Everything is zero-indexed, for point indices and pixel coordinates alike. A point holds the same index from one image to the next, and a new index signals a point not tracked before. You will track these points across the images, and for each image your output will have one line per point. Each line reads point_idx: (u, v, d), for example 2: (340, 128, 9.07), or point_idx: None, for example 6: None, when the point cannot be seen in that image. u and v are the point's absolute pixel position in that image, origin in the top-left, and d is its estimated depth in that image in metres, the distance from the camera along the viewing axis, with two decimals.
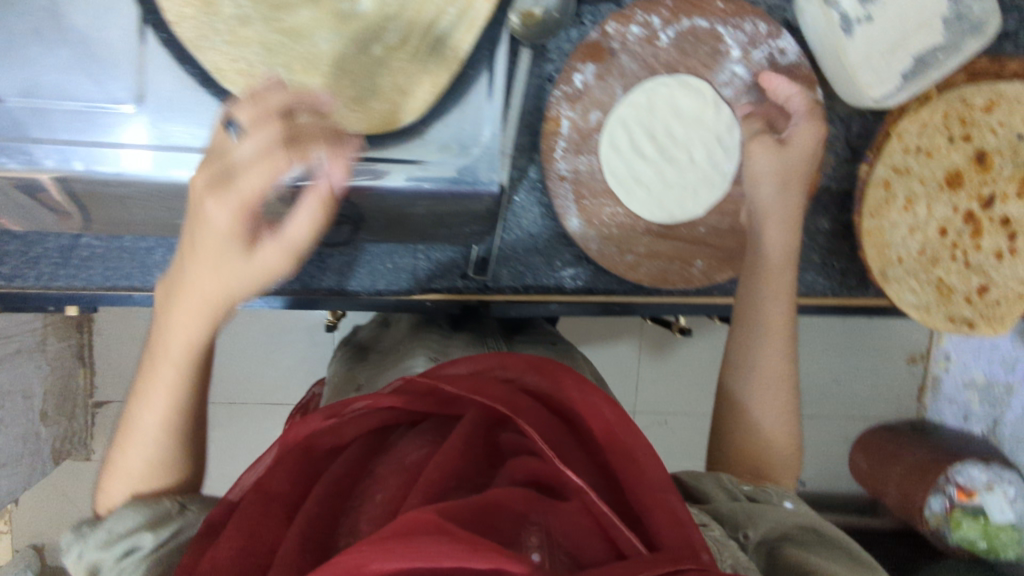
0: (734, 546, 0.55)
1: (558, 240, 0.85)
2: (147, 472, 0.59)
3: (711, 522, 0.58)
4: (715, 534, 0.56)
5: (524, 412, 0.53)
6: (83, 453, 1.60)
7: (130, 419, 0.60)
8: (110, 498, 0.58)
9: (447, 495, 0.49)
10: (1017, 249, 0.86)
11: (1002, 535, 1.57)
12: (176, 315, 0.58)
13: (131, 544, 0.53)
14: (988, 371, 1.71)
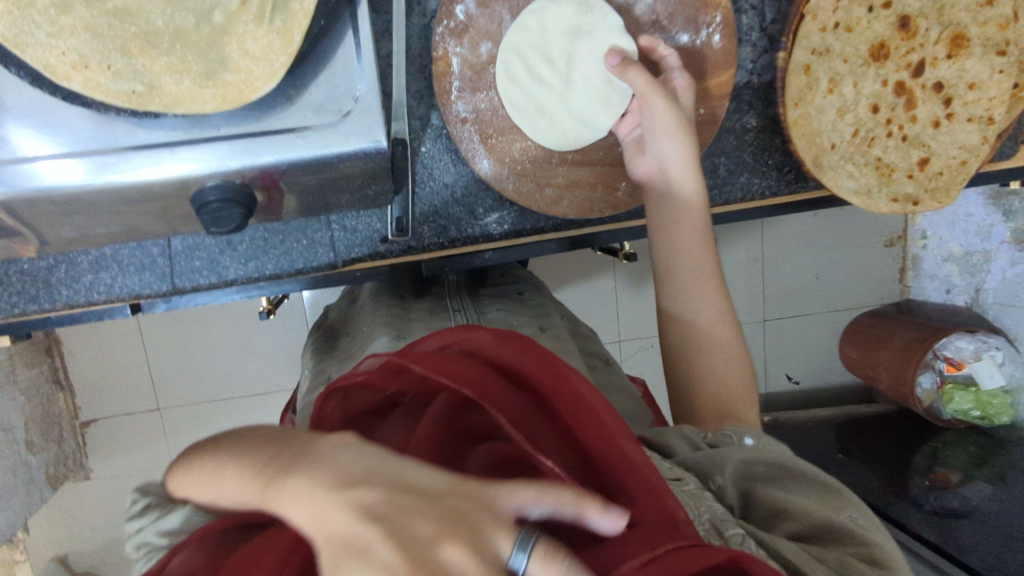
0: (710, 496, 0.53)
1: (474, 185, 0.83)
2: None
3: (683, 475, 0.56)
4: (689, 488, 0.54)
5: (488, 391, 0.49)
6: (82, 474, 1.49)
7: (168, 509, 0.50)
8: None
9: None
10: (954, 114, 0.82)
11: (995, 401, 1.55)
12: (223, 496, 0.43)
13: None
14: (965, 241, 1.70)
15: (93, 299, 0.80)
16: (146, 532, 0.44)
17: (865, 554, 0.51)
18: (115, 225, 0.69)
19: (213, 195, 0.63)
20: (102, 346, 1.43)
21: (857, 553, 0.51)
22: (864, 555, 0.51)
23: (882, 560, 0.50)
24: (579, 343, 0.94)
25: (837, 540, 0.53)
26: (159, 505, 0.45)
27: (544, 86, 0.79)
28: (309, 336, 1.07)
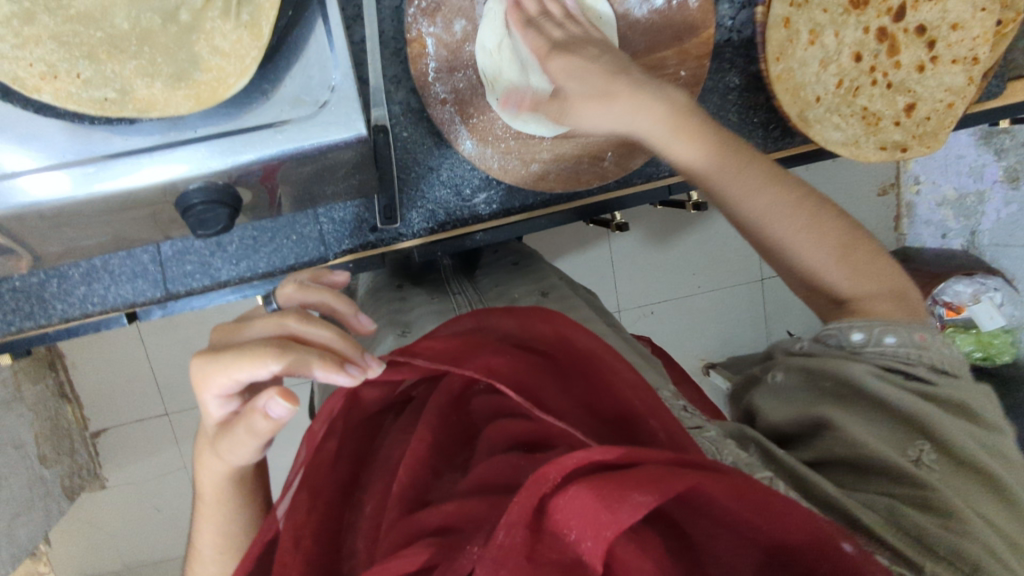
0: (729, 441, 0.53)
1: (460, 166, 0.82)
2: (215, 516, 0.54)
3: (702, 425, 0.55)
4: (709, 434, 0.54)
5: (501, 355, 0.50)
6: (97, 483, 1.50)
7: (202, 492, 0.54)
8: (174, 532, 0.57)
9: (433, 488, 0.46)
10: (938, 57, 0.81)
11: (996, 342, 1.58)
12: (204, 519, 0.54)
13: None
14: (958, 184, 1.70)
15: (88, 311, 0.80)
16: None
17: (918, 500, 0.50)
18: (101, 235, 0.69)
19: (197, 197, 0.62)
20: (105, 355, 1.44)
21: (909, 497, 0.51)
22: (917, 500, 0.50)
23: (937, 505, 0.50)
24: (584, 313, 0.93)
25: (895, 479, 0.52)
26: None
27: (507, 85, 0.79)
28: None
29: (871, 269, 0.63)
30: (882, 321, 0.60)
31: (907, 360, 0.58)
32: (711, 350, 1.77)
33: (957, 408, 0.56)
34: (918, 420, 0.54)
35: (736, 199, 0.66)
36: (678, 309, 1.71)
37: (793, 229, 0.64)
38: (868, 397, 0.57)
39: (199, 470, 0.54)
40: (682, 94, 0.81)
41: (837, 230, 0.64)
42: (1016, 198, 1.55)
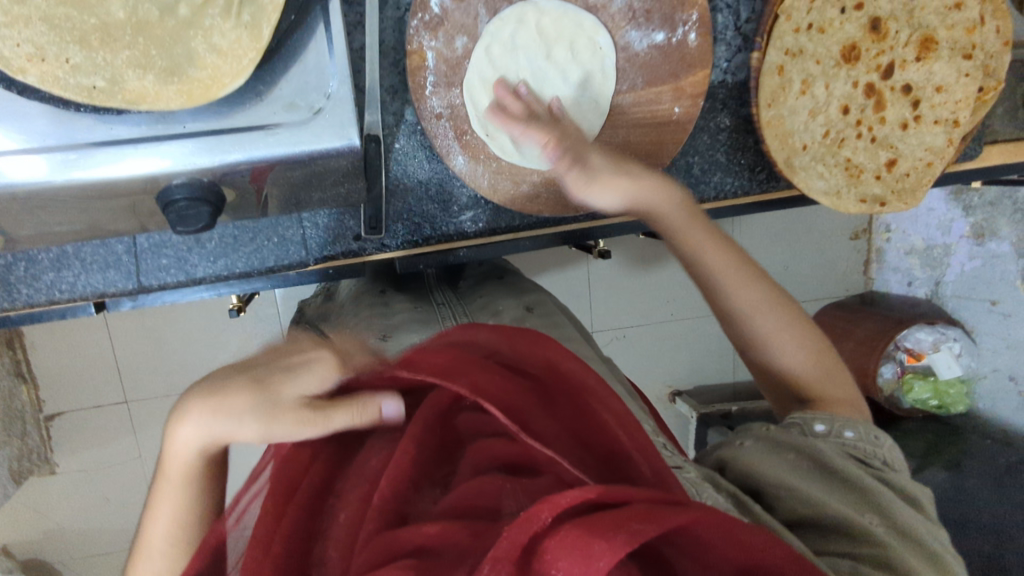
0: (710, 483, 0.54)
1: (450, 183, 0.82)
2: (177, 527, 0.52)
3: (685, 465, 0.57)
4: (690, 475, 0.55)
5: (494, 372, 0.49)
6: (46, 468, 1.44)
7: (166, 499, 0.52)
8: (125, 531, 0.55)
9: (410, 501, 0.44)
10: (921, 116, 0.83)
11: (951, 391, 1.63)
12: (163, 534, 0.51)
13: None
14: (927, 235, 1.75)
15: (55, 298, 0.77)
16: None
17: (880, 560, 0.51)
18: (76, 221, 0.67)
19: (180, 193, 0.60)
20: (68, 338, 1.39)
21: (869, 556, 0.51)
22: (877, 560, 0.51)
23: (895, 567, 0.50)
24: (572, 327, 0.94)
25: (854, 539, 0.53)
26: None
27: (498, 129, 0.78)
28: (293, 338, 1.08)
29: (837, 377, 0.67)
30: (840, 416, 0.63)
31: (864, 452, 0.60)
32: (680, 377, 1.79)
33: (913, 502, 0.58)
34: (876, 498, 0.56)
35: (723, 289, 0.68)
36: (651, 334, 1.73)
37: (779, 326, 0.66)
38: (825, 470, 0.58)
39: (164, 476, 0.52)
40: (674, 132, 0.80)
41: (809, 332, 0.68)
42: (980, 253, 1.61)
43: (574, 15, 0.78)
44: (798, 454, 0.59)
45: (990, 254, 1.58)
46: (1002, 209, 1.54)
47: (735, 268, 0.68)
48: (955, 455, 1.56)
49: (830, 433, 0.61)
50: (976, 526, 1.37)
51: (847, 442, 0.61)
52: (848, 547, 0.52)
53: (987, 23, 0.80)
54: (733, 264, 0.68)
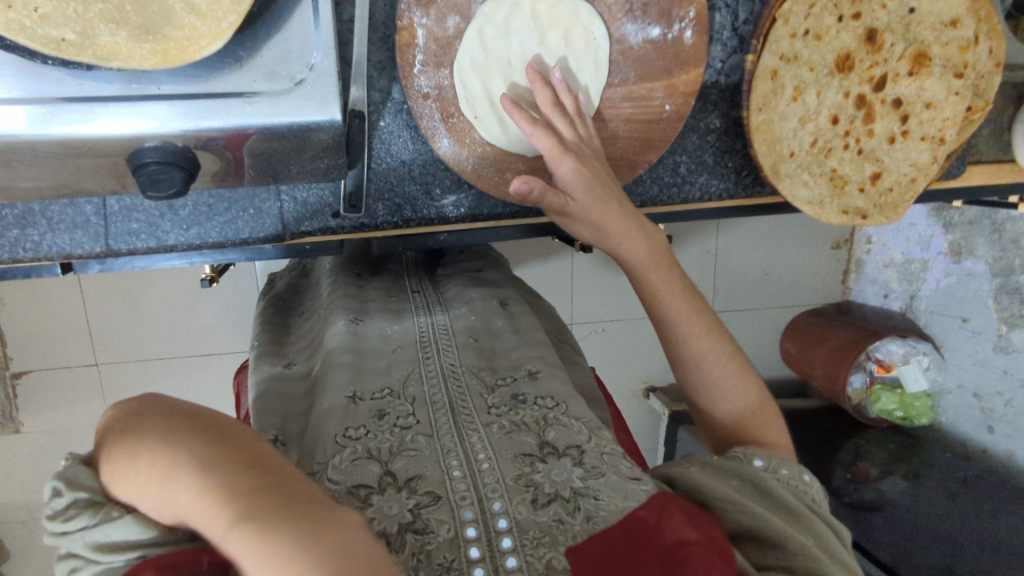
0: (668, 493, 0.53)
1: (434, 166, 0.80)
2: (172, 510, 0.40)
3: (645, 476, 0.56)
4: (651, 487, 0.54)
5: None
6: (11, 427, 1.41)
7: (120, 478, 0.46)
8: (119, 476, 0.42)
9: None
10: (909, 131, 0.84)
11: (916, 404, 1.66)
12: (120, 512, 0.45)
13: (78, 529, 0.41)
14: (906, 250, 1.78)
15: (19, 256, 0.75)
16: (76, 537, 0.41)
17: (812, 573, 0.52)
18: (41, 179, 0.64)
19: (152, 156, 0.59)
20: (37, 296, 1.36)
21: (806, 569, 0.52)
22: None
23: None
24: (549, 321, 0.94)
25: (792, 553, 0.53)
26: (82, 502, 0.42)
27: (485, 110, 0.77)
28: (259, 303, 1.02)
29: (779, 427, 0.67)
30: (776, 456, 0.63)
31: (799, 488, 0.61)
32: (656, 374, 1.80)
33: (838, 533, 0.59)
34: (810, 522, 0.57)
35: (680, 337, 0.67)
36: (630, 330, 1.73)
37: (729, 375, 0.67)
38: (767, 493, 0.58)
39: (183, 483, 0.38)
40: (663, 130, 0.81)
41: (754, 386, 0.68)
42: (956, 271, 1.63)
43: (569, 4, 0.75)
44: (736, 478, 0.60)
45: (965, 273, 1.60)
46: (980, 228, 1.56)
47: (685, 305, 0.69)
48: (914, 466, 1.60)
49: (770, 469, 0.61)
50: (929, 535, 1.41)
51: (791, 480, 0.61)
52: (785, 561, 0.53)
53: (981, 43, 0.81)
54: (690, 312, 0.68)
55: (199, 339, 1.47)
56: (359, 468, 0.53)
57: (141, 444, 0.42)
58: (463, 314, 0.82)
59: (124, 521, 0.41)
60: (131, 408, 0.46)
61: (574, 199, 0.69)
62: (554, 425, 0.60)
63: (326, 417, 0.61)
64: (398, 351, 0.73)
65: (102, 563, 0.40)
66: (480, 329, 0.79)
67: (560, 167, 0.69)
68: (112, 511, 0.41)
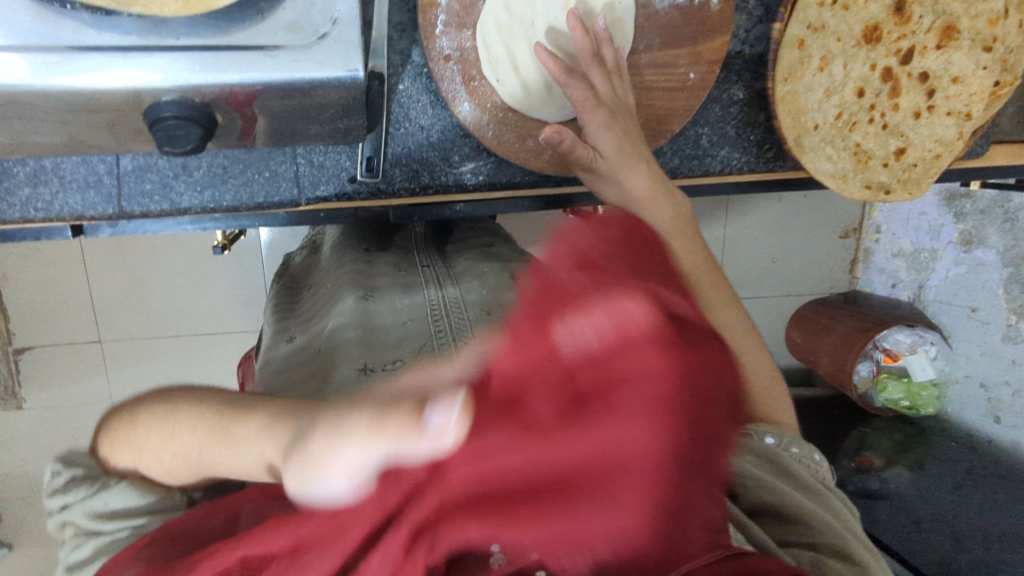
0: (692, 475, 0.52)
1: (453, 130, 0.79)
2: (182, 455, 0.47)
3: None
4: None
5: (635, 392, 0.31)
6: (13, 402, 1.40)
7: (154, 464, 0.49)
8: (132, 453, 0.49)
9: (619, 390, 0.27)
10: (935, 107, 0.83)
11: (924, 393, 1.66)
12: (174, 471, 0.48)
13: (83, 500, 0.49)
14: (915, 239, 1.77)
15: (29, 217, 0.74)
16: (75, 506, 0.49)
17: (835, 549, 0.53)
18: (55, 134, 0.62)
19: (169, 110, 0.58)
20: (42, 269, 1.34)
21: (827, 545, 0.54)
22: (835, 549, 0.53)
23: (855, 557, 0.53)
24: None
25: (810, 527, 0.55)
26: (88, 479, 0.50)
27: (510, 71, 0.75)
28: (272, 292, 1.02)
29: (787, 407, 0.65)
30: (788, 432, 0.63)
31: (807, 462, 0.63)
32: None
33: (844, 505, 0.62)
34: (820, 494, 0.59)
35: (701, 308, 0.64)
36: None
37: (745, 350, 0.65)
38: (782, 468, 0.60)
39: (194, 421, 0.46)
40: (687, 98, 0.79)
41: (767, 366, 0.65)
42: (966, 261, 1.62)
43: None
44: (756, 456, 0.59)
45: (976, 262, 1.59)
46: (991, 217, 1.54)
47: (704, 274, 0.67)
48: (919, 456, 1.61)
49: (778, 447, 0.60)
50: (937, 527, 1.41)
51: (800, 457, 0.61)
52: (806, 536, 0.54)
53: (1011, 17, 0.79)
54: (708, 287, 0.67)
55: (203, 318, 1.46)
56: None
57: (227, 404, 0.47)
58: (475, 287, 0.77)
59: (124, 487, 0.49)
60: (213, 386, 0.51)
61: (602, 154, 0.70)
62: None
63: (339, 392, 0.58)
64: (409, 323, 0.69)
65: (103, 526, 0.48)
66: (492, 301, 0.72)
67: (590, 124, 0.70)
68: (109, 480, 0.50)
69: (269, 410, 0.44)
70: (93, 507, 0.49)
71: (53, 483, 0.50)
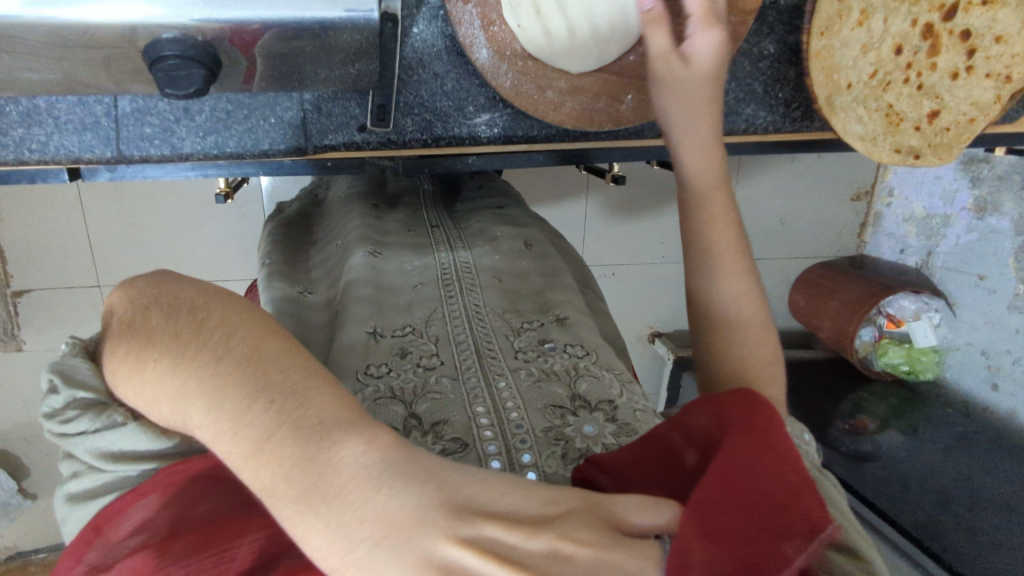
0: None
1: (469, 80, 0.75)
2: (175, 399, 0.37)
3: None
4: None
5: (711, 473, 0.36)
6: (12, 345, 1.39)
7: (136, 383, 0.38)
8: (123, 372, 0.39)
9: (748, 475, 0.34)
10: (974, 67, 0.78)
11: (923, 359, 1.66)
12: (156, 401, 0.38)
13: (80, 440, 0.40)
14: (928, 204, 1.74)
15: (24, 158, 0.70)
16: (77, 439, 0.40)
17: None
18: (49, 72, 0.58)
19: (170, 49, 0.55)
20: (38, 212, 1.31)
21: None
22: None
23: None
24: (574, 257, 0.89)
25: None
26: (95, 405, 0.40)
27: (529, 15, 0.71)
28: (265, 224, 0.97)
29: None
30: None
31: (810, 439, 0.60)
32: (665, 320, 1.77)
33: None
34: None
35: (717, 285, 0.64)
36: (643, 274, 1.70)
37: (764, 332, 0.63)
38: None
39: (216, 369, 0.36)
40: None
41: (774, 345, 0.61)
42: (979, 228, 1.59)
43: None
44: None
45: (988, 230, 1.57)
46: (1008, 184, 1.51)
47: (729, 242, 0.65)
48: (913, 421, 1.61)
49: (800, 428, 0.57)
50: (926, 487, 1.43)
51: None
52: None
53: None
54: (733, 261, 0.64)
55: (203, 265, 1.43)
56: (381, 410, 0.49)
57: (195, 378, 0.36)
58: (488, 252, 0.74)
59: (134, 433, 0.40)
60: (194, 302, 0.40)
61: (689, 72, 0.67)
62: (586, 375, 0.54)
63: (346, 355, 0.55)
64: (419, 287, 0.66)
65: (106, 470, 0.40)
66: (505, 269, 0.71)
67: (702, 35, 0.67)
68: (116, 416, 0.40)
69: (240, 430, 0.34)
70: (99, 448, 0.40)
71: (46, 403, 0.40)
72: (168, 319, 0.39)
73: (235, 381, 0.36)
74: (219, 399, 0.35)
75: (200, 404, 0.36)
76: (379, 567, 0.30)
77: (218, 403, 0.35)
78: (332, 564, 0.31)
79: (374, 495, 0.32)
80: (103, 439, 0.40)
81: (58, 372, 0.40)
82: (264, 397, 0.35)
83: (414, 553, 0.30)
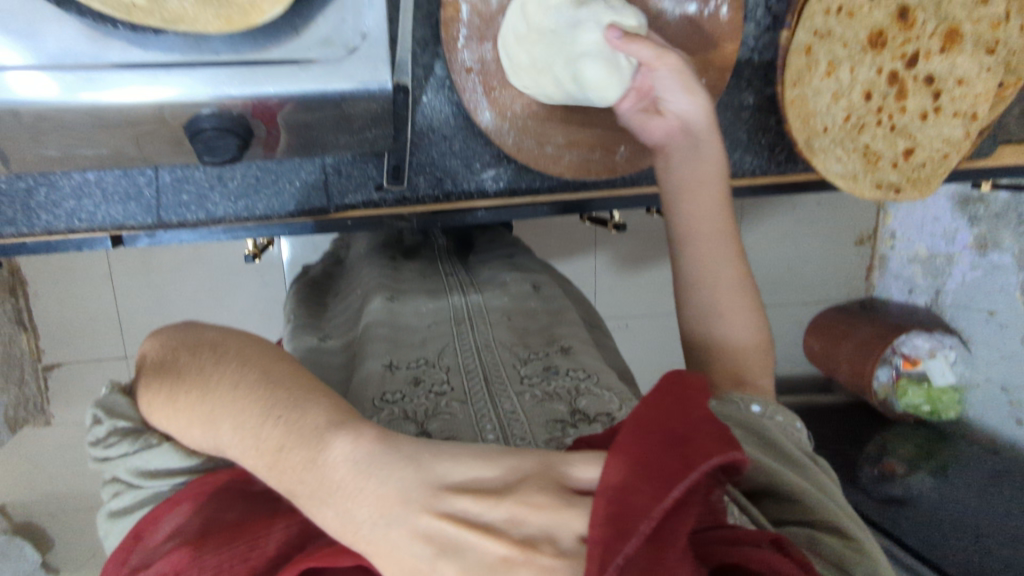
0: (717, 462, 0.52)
1: (475, 140, 0.83)
2: (203, 423, 0.42)
3: None
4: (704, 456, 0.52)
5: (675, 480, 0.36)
6: (42, 418, 1.44)
7: (171, 411, 0.44)
8: (160, 405, 0.44)
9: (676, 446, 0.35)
10: (941, 108, 0.85)
11: (944, 397, 1.63)
12: (189, 429, 0.43)
13: (119, 459, 0.45)
14: (930, 245, 1.77)
15: (73, 227, 0.78)
16: (116, 461, 0.45)
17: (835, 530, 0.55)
18: (99, 147, 0.66)
19: (209, 123, 0.63)
20: (75, 286, 1.40)
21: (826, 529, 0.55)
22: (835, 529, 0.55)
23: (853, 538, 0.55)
24: (582, 300, 0.94)
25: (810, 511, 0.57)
26: (133, 431, 0.45)
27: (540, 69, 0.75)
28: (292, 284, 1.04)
29: None
30: None
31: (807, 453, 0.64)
32: None
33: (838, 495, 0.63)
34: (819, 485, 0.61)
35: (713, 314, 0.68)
36: (653, 325, 1.73)
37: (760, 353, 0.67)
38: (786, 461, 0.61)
39: (235, 394, 0.42)
40: None
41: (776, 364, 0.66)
42: (982, 265, 1.62)
43: None
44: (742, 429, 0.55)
45: (992, 266, 1.59)
46: (1005, 220, 1.55)
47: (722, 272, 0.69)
48: (942, 462, 1.59)
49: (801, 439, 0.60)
50: (963, 531, 1.40)
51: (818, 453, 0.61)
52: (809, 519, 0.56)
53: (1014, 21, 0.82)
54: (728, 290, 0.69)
55: None
56: (396, 428, 0.53)
57: (218, 404, 0.42)
58: (498, 295, 0.79)
59: (165, 450, 0.45)
60: (215, 341, 0.46)
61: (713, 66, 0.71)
62: (587, 394, 0.58)
63: (366, 385, 0.60)
64: (433, 326, 0.71)
65: (144, 486, 0.45)
66: (514, 309, 0.75)
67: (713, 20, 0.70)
68: (151, 438, 0.45)
69: (259, 443, 0.40)
70: (137, 467, 0.45)
71: (92, 431, 0.45)
72: (194, 357, 0.45)
73: (251, 402, 0.41)
74: (238, 421, 0.41)
75: (225, 426, 0.41)
76: (398, 550, 0.34)
77: (239, 422, 0.41)
78: (366, 548, 0.35)
79: (399, 485, 0.36)
80: (139, 457, 0.45)
81: (102, 405, 0.46)
82: (276, 413, 0.40)
83: (405, 527, 0.34)
